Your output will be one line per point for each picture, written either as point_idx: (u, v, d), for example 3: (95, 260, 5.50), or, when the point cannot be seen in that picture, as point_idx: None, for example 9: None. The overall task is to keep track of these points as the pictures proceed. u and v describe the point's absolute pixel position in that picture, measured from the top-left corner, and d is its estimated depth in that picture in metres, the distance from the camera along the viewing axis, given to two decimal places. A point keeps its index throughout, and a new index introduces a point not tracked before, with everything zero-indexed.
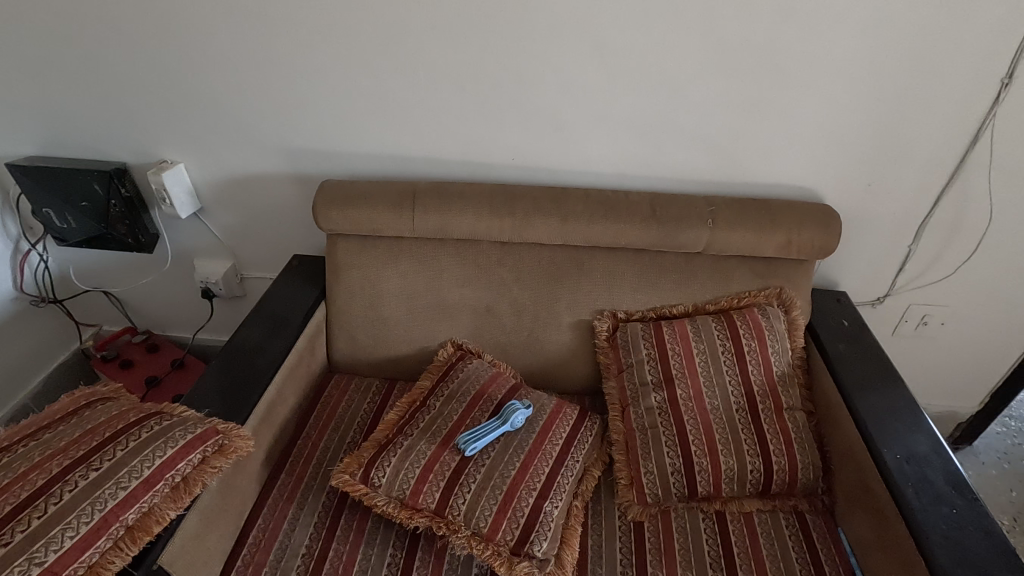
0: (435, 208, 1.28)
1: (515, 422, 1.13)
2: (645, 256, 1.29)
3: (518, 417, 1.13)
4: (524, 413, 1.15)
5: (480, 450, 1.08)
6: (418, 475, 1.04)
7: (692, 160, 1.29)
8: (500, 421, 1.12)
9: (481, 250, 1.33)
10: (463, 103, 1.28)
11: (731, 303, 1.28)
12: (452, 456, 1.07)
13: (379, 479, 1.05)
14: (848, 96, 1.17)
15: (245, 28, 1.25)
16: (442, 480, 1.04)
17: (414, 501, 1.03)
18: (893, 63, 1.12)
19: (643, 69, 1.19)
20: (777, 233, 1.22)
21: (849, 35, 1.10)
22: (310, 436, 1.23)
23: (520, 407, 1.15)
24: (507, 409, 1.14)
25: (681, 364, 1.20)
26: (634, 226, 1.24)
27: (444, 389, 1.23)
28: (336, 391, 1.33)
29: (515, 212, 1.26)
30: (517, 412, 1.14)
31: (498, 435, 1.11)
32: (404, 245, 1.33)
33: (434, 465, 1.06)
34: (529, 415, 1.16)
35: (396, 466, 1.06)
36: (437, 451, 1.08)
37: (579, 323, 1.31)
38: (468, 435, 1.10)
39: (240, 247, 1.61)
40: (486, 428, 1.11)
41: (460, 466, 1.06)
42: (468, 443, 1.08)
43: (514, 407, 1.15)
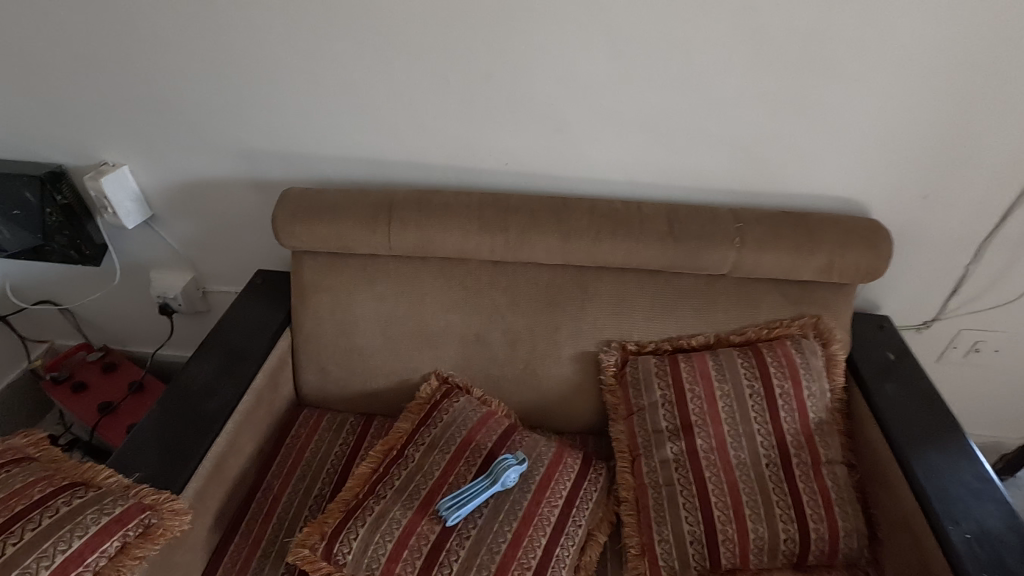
0: (415, 223, 1.09)
1: (505, 480, 0.96)
2: (660, 279, 1.11)
3: (510, 474, 0.96)
4: (517, 469, 0.98)
5: (464, 518, 0.92)
6: (388, 552, 0.88)
7: (716, 166, 1.10)
8: (488, 480, 0.95)
9: (468, 271, 1.14)
10: (447, 100, 1.09)
11: (760, 334, 1.10)
12: (430, 528, 0.91)
13: (343, 556, 0.89)
14: (906, 93, 0.97)
15: (186, 9, 1.05)
16: (416, 559, 0.88)
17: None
18: (965, 54, 0.92)
19: (661, 59, 0.99)
20: (817, 254, 1.03)
21: (914, 19, 0.90)
22: (272, 488, 1.07)
23: (512, 462, 0.98)
24: (497, 466, 0.97)
25: (701, 409, 1.03)
26: (648, 246, 1.06)
27: (426, 436, 1.06)
28: (304, 431, 1.17)
29: (508, 227, 1.08)
30: (508, 469, 0.96)
31: (486, 498, 0.95)
32: (381, 265, 1.15)
33: (407, 539, 0.89)
34: (524, 470, 0.99)
35: (363, 540, 0.89)
36: (412, 521, 0.91)
37: (582, 355, 1.13)
38: (450, 499, 0.93)
39: (200, 258, 1.42)
40: (471, 489, 0.94)
41: (439, 541, 0.90)
42: (450, 511, 0.91)
43: (504, 462, 0.97)
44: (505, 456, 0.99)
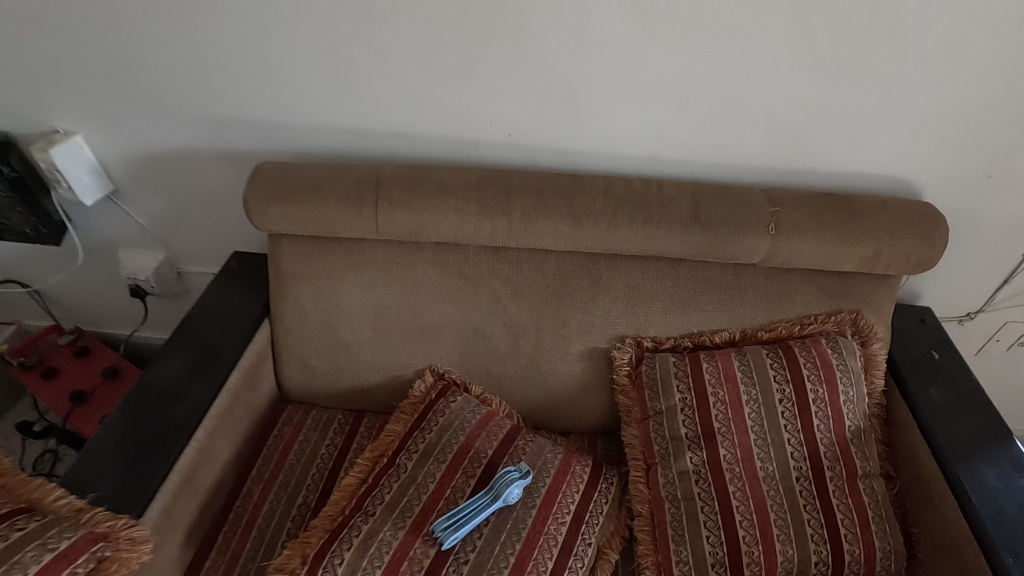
0: (405, 204, 0.96)
1: (508, 497, 0.86)
2: (680, 268, 0.99)
3: (514, 491, 0.87)
4: (521, 484, 0.88)
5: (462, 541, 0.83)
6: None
7: (749, 140, 0.96)
8: (489, 498, 0.86)
9: (466, 257, 1.02)
10: (441, 62, 0.94)
11: (791, 330, 0.99)
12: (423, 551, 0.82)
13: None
14: (978, 57, 0.83)
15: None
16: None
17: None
18: None
19: (691, 14, 0.84)
20: (861, 242, 0.91)
21: None
22: (251, 496, 0.98)
23: (516, 478, 0.88)
24: (498, 482, 0.87)
25: (725, 415, 0.93)
26: (670, 232, 0.93)
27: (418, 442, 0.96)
28: (288, 431, 1.07)
29: (511, 210, 0.95)
30: (510, 486, 0.87)
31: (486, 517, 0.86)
32: (368, 250, 1.03)
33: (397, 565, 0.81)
34: (528, 483, 0.89)
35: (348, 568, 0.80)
36: (403, 543, 0.83)
37: (592, 351, 1.02)
38: (446, 521, 0.84)
39: (172, 238, 1.29)
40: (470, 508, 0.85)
41: (433, 567, 0.81)
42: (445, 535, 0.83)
43: (507, 477, 0.88)
44: (508, 469, 0.89)
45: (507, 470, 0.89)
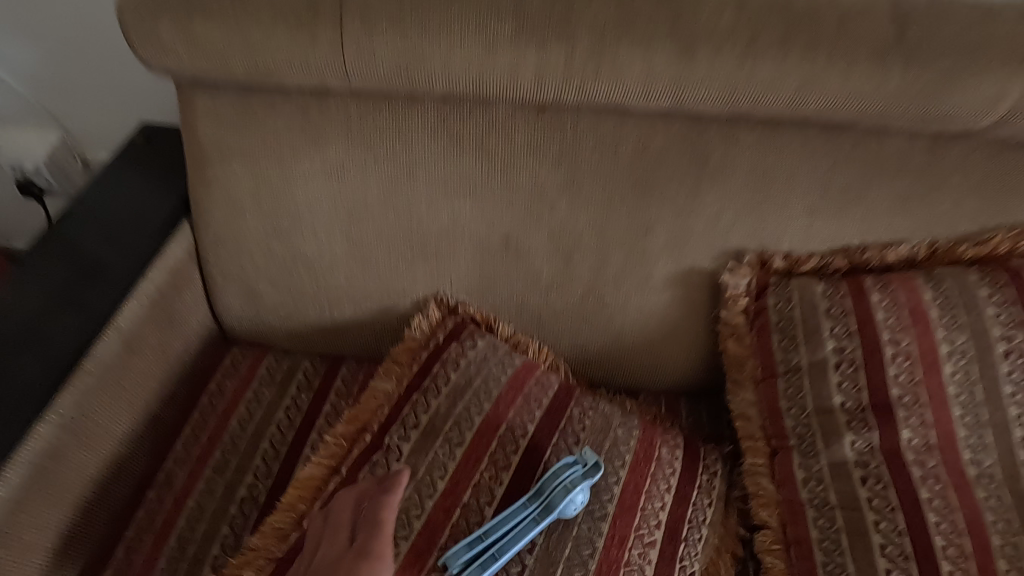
0: (388, 19, 0.56)
1: (566, 512, 0.55)
2: (845, 141, 0.60)
3: (576, 503, 0.56)
4: (586, 487, 0.56)
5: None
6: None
7: None
8: (536, 514, 0.55)
9: (493, 122, 0.64)
10: None
11: (1010, 245, 0.62)
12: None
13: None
14: None
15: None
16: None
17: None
18: None
19: None
20: None
21: None
22: (176, 486, 0.67)
23: (580, 479, 0.56)
24: (551, 486, 0.56)
25: (911, 377, 0.58)
26: (848, 66, 0.54)
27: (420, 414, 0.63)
28: (234, 389, 0.75)
29: (573, 29, 0.55)
30: (571, 492, 0.55)
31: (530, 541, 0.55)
32: (335, 109, 0.64)
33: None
34: (593, 481, 0.57)
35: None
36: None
37: (687, 275, 0.66)
38: (468, 551, 0.53)
39: (58, 106, 0.89)
40: (507, 532, 0.54)
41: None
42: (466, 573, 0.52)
43: (567, 477, 0.56)
44: (567, 461, 0.58)
45: (564, 465, 0.57)
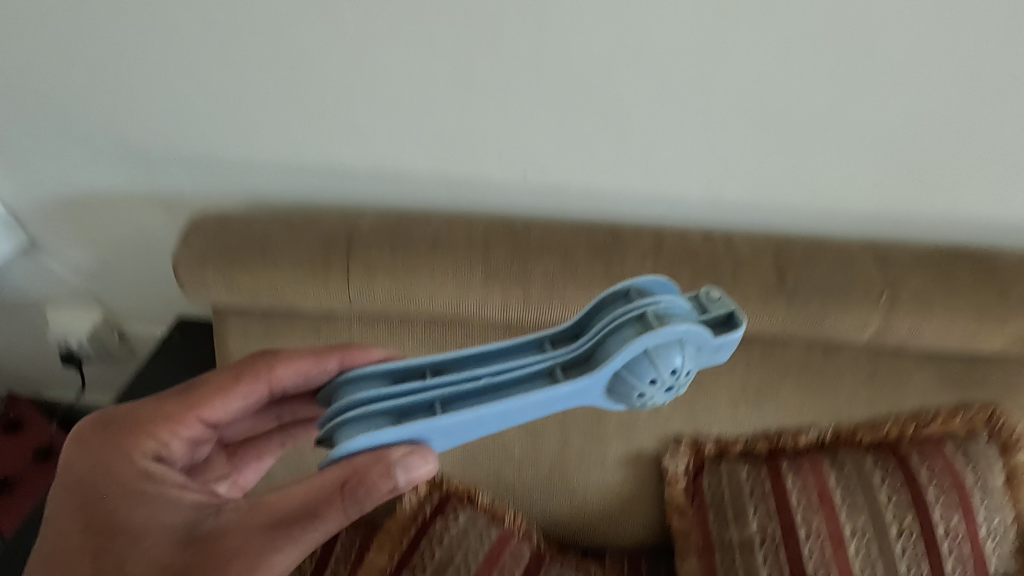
0: (384, 271, 0.72)
1: (632, 377, 0.42)
2: (753, 351, 0.74)
3: (662, 365, 0.42)
4: (690, 335, 0.42)
5: (397, 450, 0.42)
6: (75, 521, 0.48)
7: (846, 182, 0.71)
8: (554, 364, 0.44)
9: (470, 336, 0.78)
10: (424, 84, 0.68)
11: (903, 432, 0.74)
12: (303, 498, 0.44)
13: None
14: None
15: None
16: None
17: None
18: None
19: (778, 20, 0.59)
20: (1004, 322, 0.67)
21: None
22: None
23: (679, 318, 0.43)
24: (613, 317, 0.43)
25: (820, 557, 0.68)
26: (742, 306, 0.70)
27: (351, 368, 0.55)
28: None
29: (527, 278, 0.71)
30: (650, 339, 0.41)
31: (537, 411, 0.43)
32: (342, 326, 0.78)
33: (95, 482, 0.49)
34: (702, 332, 0.43)
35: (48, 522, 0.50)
36: (243, 523, 0.45)
37: (635, 457, 0.79)
38: (380, 390, 0.42)
39: (108, 295, 1.06)
40: (485, 373, 0.43)
41: (311, 503, 0.44)
42: (354, 428, 0.42)
43: (652, 306, 0.43)
44: (653, 283, 0.46)
45: (650, 288, 0.46)
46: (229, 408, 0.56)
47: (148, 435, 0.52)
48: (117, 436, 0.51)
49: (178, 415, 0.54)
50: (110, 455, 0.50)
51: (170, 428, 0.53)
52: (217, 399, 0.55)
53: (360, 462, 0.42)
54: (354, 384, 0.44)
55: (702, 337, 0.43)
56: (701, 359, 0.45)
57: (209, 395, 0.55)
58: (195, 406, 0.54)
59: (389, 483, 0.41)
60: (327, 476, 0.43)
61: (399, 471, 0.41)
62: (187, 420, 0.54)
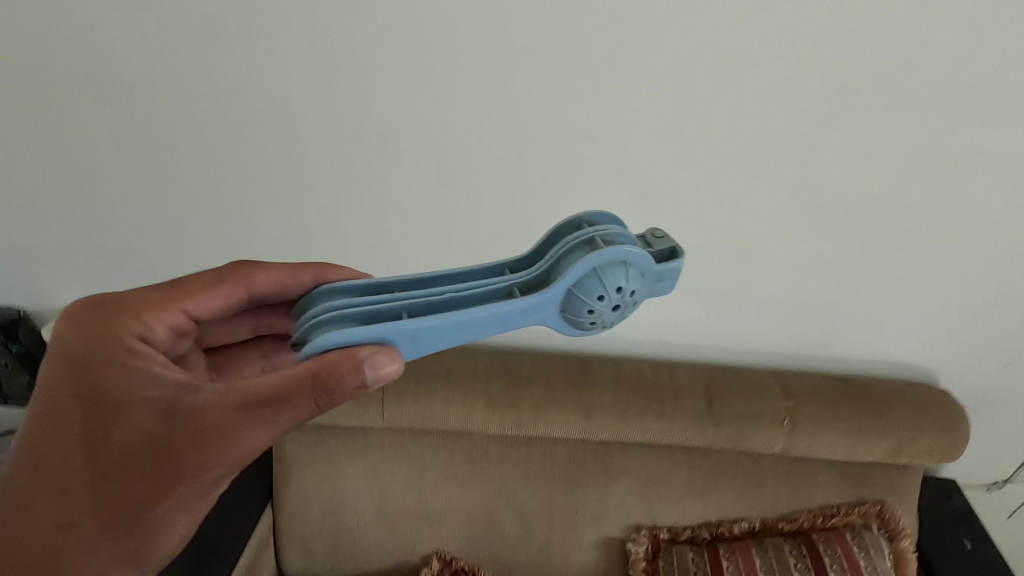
0: (411, 397, 0.94)
1: (580, 294, 0.51)
2: (695, 456, 0.96)
3: (607, 282, 0.50)
4: (630, 258, 0.50)
5: (367, 349, 0.48)
6: (66, 386, 0.57)
7: (762, 331, 0.94)
8: (514, 286, 0.52)
9: (476, 444, 0.99)
10: (445, 259, 0.91)
11: (814, 522, 0.94)
12: (277, 386, 0.49)
13: (73, 461, 0.56)
14: (993, 267, 0.82)
15: (130, 151, 0.87)
16: (185, 467, 0.52)
17: (165, 531, 0.56)
18: None
19: (699, 229, 0.83)
20: (881, 440, 0.88)
21: (1010, 192, 0.76)
22: None
23: (616, 237, 0.52)
24: (566, 243, 0.52)
25: None
26: (682, 425, 0.92)
27: (325, 281, 0.66)
28: None
29: (520, 402, 0.94)
30: (592, 259, 0.50)
31: (499, 323, 0.51)
32: (373, 438, 0.99)
33: (84, 352, 0.57)
34: (639, 275, 0.51)
35: (39, 399, 0.58)
36: (219, 406, 0.51)
37: (606, 540, 0.98)
38: (355, 303, 0.52)
39: None
40: (449, 292, 0.52)
41: (283, 393, 0.49)
42: (329, 329, 0.50)
43: (600, 232, 0.52)
44: (605, 217, 0.56)
45: (602, 219, 0.55)
46: (209, 304, 0.63)
47: (142, 294, 0.60)
48: (108, 312, 0.58)
49: (159, 293, 0.61)
50: (98, 325, 0.57)
51: (155, 314, 0.59)
52: (199, 296, 0.62)
53: (331, 360, 0.48)
54: (335, 294, 0.55)
55: (641, 260, 0.51)
56: (647, 286, 0.53)
57: (197, 278, 0.64)
58: (182, 287, 0.62)
59: (354, 379, 0.47)
60: (298, 373, 0.49)
61: (367, 369, 0.47)
62: (170, 307, 0.60)
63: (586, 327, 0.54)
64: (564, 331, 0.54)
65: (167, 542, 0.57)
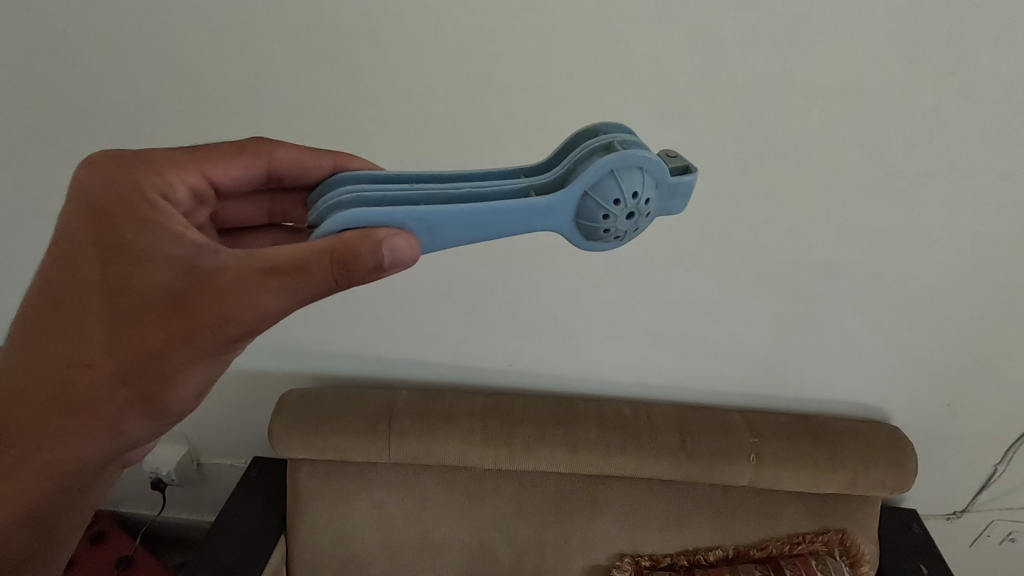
0: (416, 434, 1.05)
1: (597, 195, 0.47)
2: (673, 488, 1.05)
3: (624, 185, 0.47)
4: (648, 165, 0.47)
5: (383, 231, 0.45)
6: (82, 233, 0.51)
7: (730, 373, 1.07)
8: (530, 187, 0.49)
9: (475, 477, 1.08)
10: (447, 313, 1.03)
11: (782, 550, 1.02)
12: (296, 253, 0.45)
13: (87, 301, 0.51)
14: (924, 322, 0.95)
15: None
16: (203, 318, 0.47)
17: (184, 381, 0.51)
18: (980, 296, 0.91)
19: (668, 287, 0.95)
20: (838, 471, 0.99)
21: (933, 261, 0.88)
22: None
23: (635, 144, 0.49)
24: (585, 146, 0.49)
25: None
26: (659, 460, 1.02)
27: (343, 168, 0.61)
28: None
29: (513, 440, 1.04)
30: (610, 162, 0.47)
31: (513, 221, 0.47)
32: (381, 473, 1.09)
33: (99, 197, 0.52)
34: (655, 184, 0.48)
35: (55, 234, 0.53)
36: (239, 266, 0.46)
37: (593, 567, 1.07)
38: (366, 188, 0.48)
39: (192, 434, 1.35)
40: (464, 187, 0.48)
41: (301, 262, 0.45)
42: (337, 213, 0.46)
43: (617, 137, 0.49)
44: (620, 127, 0.53)
45: (619, 129, 0.52)
46: (231, 171, 0.59)
47: (161, 154, 0.55)
48: (124, 162, 0.53)
49: (180, 154, 0.56)
50: (115, 171, 0.52)
51: (178, 173, 0.55)
52: (221, 162, 0.58)
53: (350, 237, 0.44)
54: (341, 181, 0.50)
55: (659, 171, 0.48)
56: (661, 200, 0.50)
57: (218, 148, 0.59)
58: (204, 157, 0.58)
59: (373, 261, 0.44)
60: (318, 243, 0.45)
61: (385, 250, 0.44)
62: (190, 168, 0.56)
63: (598, 237, 0.50)
64: (576, 241, 0.51)
65: (186, 393, 0.52)
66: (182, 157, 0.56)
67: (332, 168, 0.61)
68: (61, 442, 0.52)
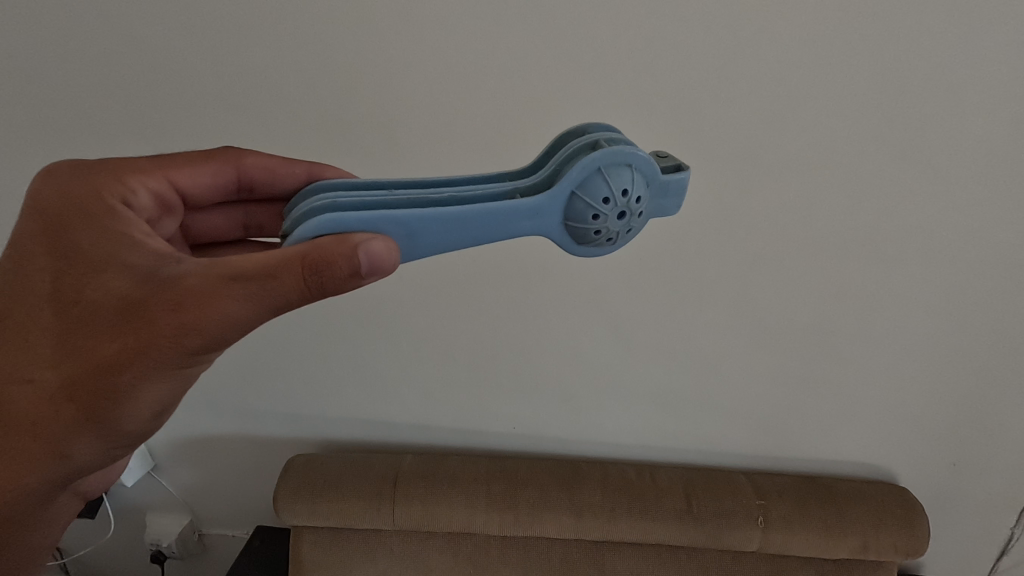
0: (420, 497, 1.05)
1: (585, 194, 0.51)
2: (682, 555, 1.03)
3: (612, 182, 0.51)
4: (636, 160, 0.51)
5: (361, 235, 0.48)
6: (39, 244, 0.55)
7: (732, 434, 1.08)
8: (516, 189, 0.53)
9: (480, 544, 1.07)
10: (452, 376, 1.06)
11: None
12: (263, 262, 0.48)
13: (41, 315, 0.54)
14: (919, 380, 0.97)
15: None
16: (160, 329, 0.50)
17: (138, 395, 0.54)
18: (974, 354, 0.93)
19: (666, 347, 0.98)
20: (848, 535, 0.98)
21: (922, 320, 0.91)
22: None
23: (620, 141, 0.52)
24: (571, 147, 0.53)
25: None
26: (667, 524, 1.01)
27: (316, 175, 0.68)
28: None
29: (518, 504, 1.03)
30: (598, 160, 0.50)
31: (501, 221, 0.51)
32: (384, 541, 1.08)
33: (64, 209, 0.56)
34: (645, 179, 0.52)
35: (13, 248, 0.57)
36: (203, 274, 0.50)
37: None
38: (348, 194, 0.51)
39: (198, 504, 1.34)
40: (448, 192, 0.52)
41: (269, 269, 0.48)
42: (317, 217, 0.49)
43: (604, 136, 0.53)
44: (607, 128, 0.56)
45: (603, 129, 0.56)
46: (198, 177, 0.66)
47: (124, 161, 0.62)
48: (91, 175, 0.58)
49: (144, 163, 0.62)
50: (83, 180, 0.57)
51: (138, 178, 0.60)
52: (187, 169, 0.65)
53: (323, 242, 0.47)
54: (321, 190, 0.54)
55: (648, 164, 0.51)
56: (652, 196, 0.53)
57: (188, 159, 0.66)
58: (172, 166, 0.64)
59: (347, 267, 0.47)
60: (291, 250, 0.48)
61: (362, 254, 0.47)
62: (153, 174, 0.62)
63: (590, 238, 0.54)
64: (568, 244, 0.54)
65: (140, 410, 0.55)
66: (148, 165, 0.62)
67: (304, 177, 0.68)
68: (22, 454, 0.55)
